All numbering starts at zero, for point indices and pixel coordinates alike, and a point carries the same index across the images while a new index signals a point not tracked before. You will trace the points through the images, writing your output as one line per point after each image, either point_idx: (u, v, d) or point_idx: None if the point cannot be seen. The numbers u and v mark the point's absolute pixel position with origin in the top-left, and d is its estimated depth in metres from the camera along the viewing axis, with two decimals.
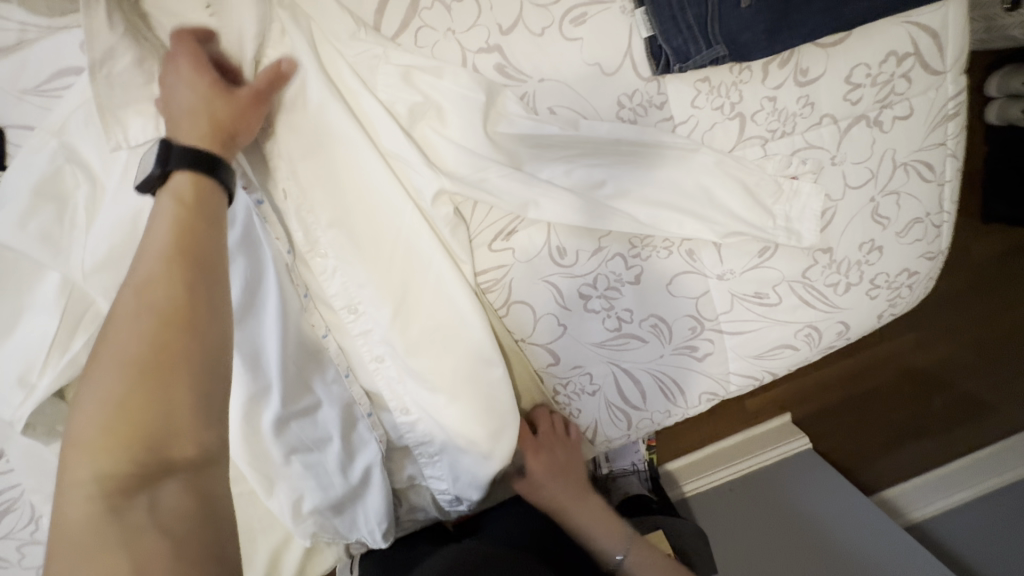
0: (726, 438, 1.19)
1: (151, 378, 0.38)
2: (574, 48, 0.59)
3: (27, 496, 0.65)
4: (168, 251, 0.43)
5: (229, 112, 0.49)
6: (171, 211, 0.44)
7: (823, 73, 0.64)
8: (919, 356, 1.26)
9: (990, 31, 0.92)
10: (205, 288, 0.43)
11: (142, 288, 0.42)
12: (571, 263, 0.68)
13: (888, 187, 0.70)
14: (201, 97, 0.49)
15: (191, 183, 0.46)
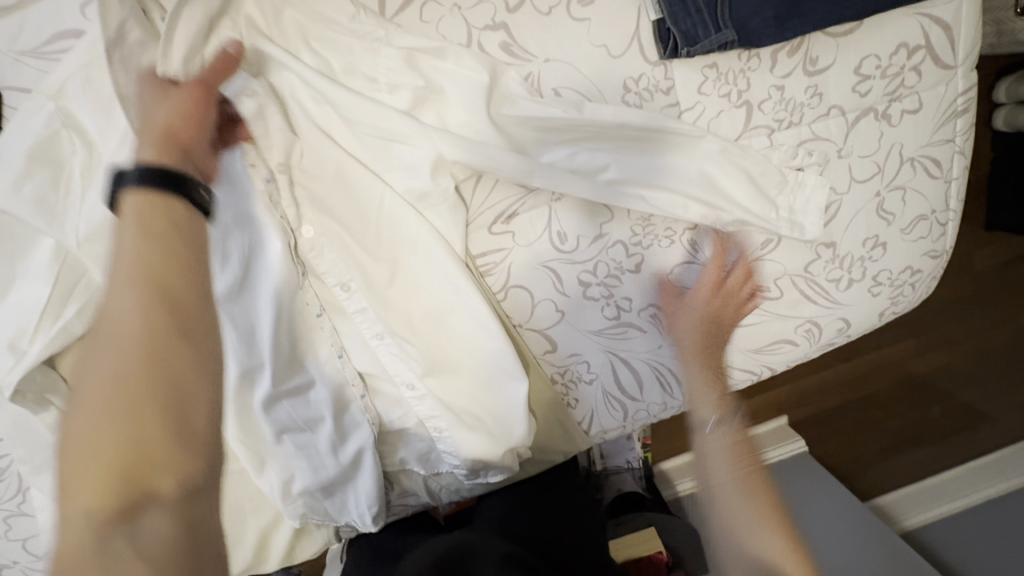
0: None
1: (131, 420, 0.32)
2: (580, 29, 0.59)
3: (15, 466, 0.65)
4: (134, 277, 0.35)
5: (176, 116, 0.43)
6: (134, 221, 0.36)
7: (832, 62, 0.63)
8: (918, 360, 1.26)
9: (1002, 35, 0.91)
10: (175, 316, 0.35)
11: (116, 309, 0.35)
12: (572, 249, 0.67)
13: (894, 183, 0.69)
14: (151, 116, 0.43)
15: (137, 200, 0.37)
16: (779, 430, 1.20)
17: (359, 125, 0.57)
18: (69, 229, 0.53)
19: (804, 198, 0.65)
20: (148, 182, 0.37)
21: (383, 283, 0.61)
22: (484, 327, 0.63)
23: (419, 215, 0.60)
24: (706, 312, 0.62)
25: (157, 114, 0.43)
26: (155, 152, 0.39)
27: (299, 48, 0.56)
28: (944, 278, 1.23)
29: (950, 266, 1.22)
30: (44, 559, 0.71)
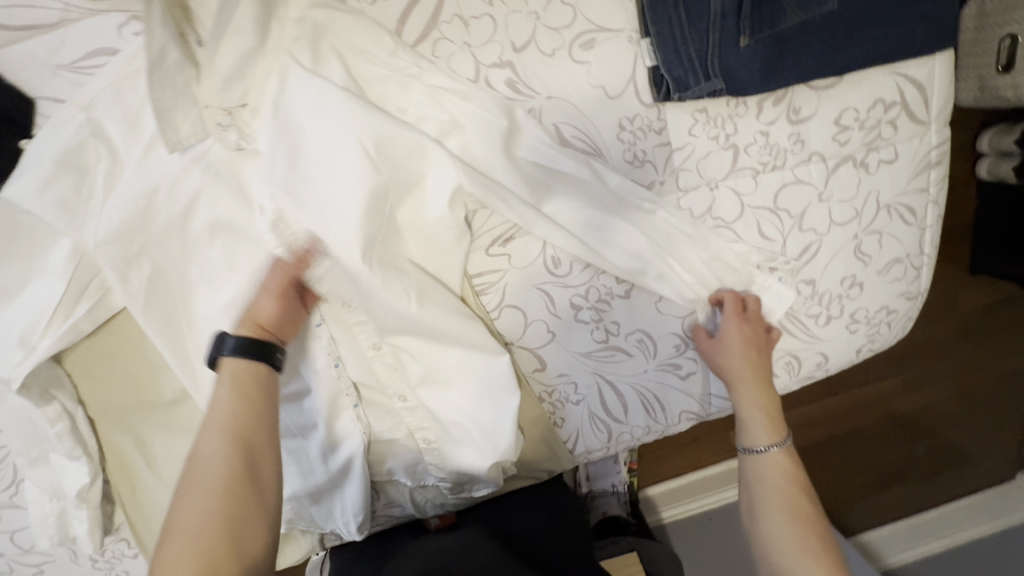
0: (709, 466, 1.20)
1: (210, 553, 0.45)
2: (581, 71, 0.62)
3: (11, 458, 0.66)
4: (228, 432, 0.51)
5: (266, 307, 0.57)
6: (225, 391, 0.53)
7: (814, 112, 0.67)
8: (901, 400, 1.29)
9: (983, 92, 0.95)
10: (248, 463, 0.51)
11: (204, 459, 0.50)
12: (565, 274, 0.70)
13: (871, 227, 0.73)
14: (253, 303, 0.57)
15: (235, 368, 0.54)
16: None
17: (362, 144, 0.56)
18: (88, 234, 0.56)
19: (773, 240, 0.72)
20: (244, 353, 0.54)
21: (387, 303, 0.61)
22: (479, 343, 0.66)
23: (419, 233, 0.64)
24: (746, 348, 0.69)
25: (260, 308, 0.57)
26: (247, 329, 0.56)
27: (331, 63, 0.57)
28: (929, 320, 1.26)
29: (934, 309, 1.26)
30: (30, 552, 0.72)
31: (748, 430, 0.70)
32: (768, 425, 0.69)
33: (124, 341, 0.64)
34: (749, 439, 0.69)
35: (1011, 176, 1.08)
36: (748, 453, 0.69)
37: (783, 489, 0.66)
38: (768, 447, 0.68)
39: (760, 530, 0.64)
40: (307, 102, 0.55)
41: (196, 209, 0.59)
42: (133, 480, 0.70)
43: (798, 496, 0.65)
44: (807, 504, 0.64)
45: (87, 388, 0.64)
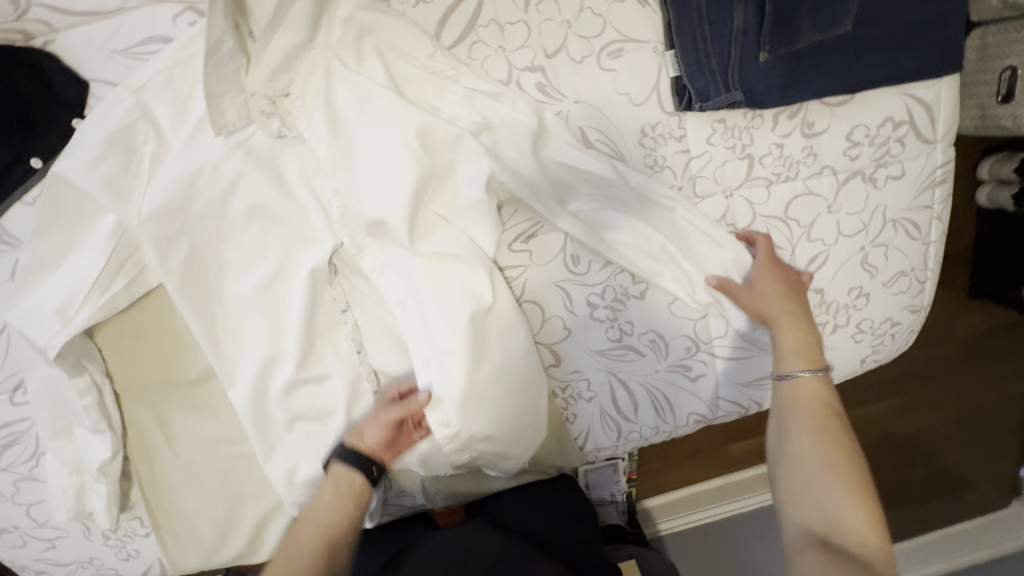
0: (707, 481, 1.23)
1: None
2: (608, 78, 0.65)
3: (36, 430, 0.68)
4: (320, 525, 0.60)
5: (373, 432, 0.65)
6: (329, 488, 0.62)
7: (827, 128, 0.70)
8: (897, 421, 1.31)
9: (984, 120, 0.98)
10: (332, 557, 0.58)
11: (295, 546, 0.58)
12: (583, 272, 0.73)
13: (878, 239, 0.76)
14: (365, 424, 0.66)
15: (338, 476, 0.63)
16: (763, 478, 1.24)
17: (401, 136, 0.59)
18: (132, 211, 0.58)
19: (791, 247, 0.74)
20: (349, 463, 0.63)
21: (418, 290, 0.65)
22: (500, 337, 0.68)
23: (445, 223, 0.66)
24: (779, 289, 0.69)
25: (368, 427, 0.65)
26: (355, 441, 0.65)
27: (370, 61, 0.59)
28: (929, 343, 1.28)
29: (934, 330, 1.28)
30: (45, 526, 0.72)
31: (783, 354, 0.65)
32: (804, 349, 0.65)
33: (156, 319, 0.66)
34: (784, 361, 0.65)
35: (1010, 204, 1.11)
36: (781, 378, 0.64)
37: (814, 409, 0.61)
38: (803, 372, 0.63)
39: (787, 450, 0.60)
40: (351, 96, 0.58)
41: (234, 193, 0.61)
42: (153, 456, 0.71)
43: (833, 419, 0.60)
44: (841, 433, 0.59)
45: (116, 363, 0.66)
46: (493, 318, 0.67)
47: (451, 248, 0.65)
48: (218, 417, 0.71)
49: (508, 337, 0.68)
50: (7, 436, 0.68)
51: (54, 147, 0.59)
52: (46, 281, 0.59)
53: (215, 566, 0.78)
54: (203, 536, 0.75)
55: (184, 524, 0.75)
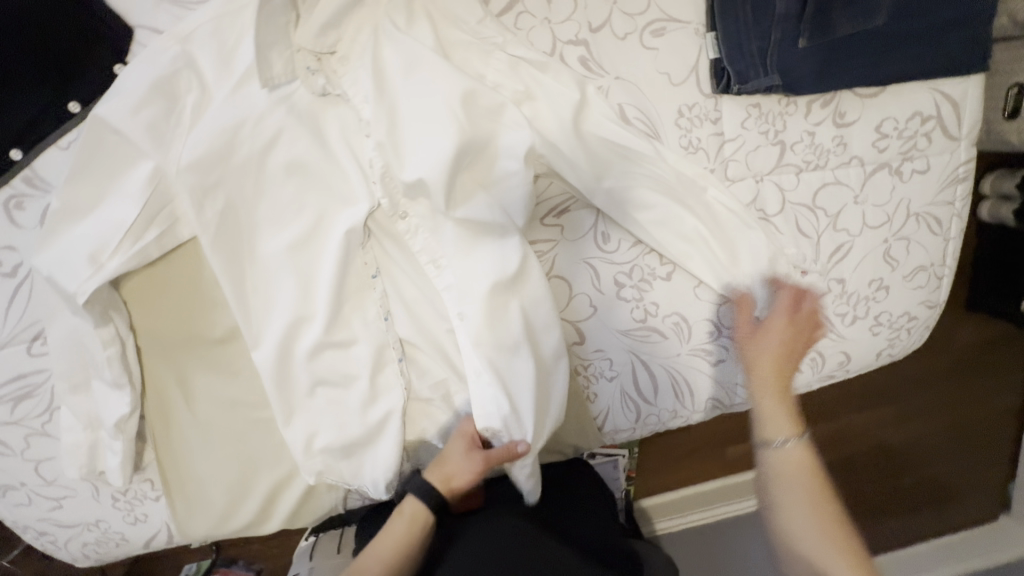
0: (704, 483, 1.23)
1: None
2: (649, 56, 0.67)
3: (52, 384, 0.66)
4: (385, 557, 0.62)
5: (462, 468, 0.66)
6: (401, 525, 0.64)
7: (857, 118, 0.72)
8: (895, 430, 1.33)
9: (987, 135, 0.99)
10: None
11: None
12: (612, 250, 0.74)
13: (900, 232, 0.77)
14: (454, 461, 0.67)
15: (414, 512, 0.64)
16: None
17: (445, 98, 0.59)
18: (171, 160, 0.58)
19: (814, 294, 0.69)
20: (424, 494, 0.65)
21: (455, 255, 0.65)
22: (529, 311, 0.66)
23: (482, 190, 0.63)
24: (776, 347, 0.63)
25: (459, 472, 0.66)
26: (438, 475, 0.66)
27: (419, 22, 0.60)
28: (932, 353, 1.29)
29: (934, 345, 1.29)
30: (53, 484, 0.71)
31: (766, 417, 0.59)
32: (788, 413, 0.58)
33: (184, 274, 0.65)
34: (766, 424, 0.58)
35: (1011, 219, 1.10)
36: (764, 448, 0.58)
37: (799, 482, 0.55)
38: (785, 445, 0.56)
39: (781, 535, 0.54)
40: (399, 56, 0.59)
41: (274, 148, 0.61)
42: (169, 417, 0.70)
43: (824, 496, 0.54)
44: (832, 509, 0.52)
45: (140, 317, 0.65)
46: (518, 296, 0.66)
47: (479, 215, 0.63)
48: (238, 379, 0.70)
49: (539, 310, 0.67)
50: (22, 387, 0.67)
51: (95, 93, 0.59)
52: (77, 227, 0.59)
53: (224, 535, 0.77)
54: (214, 502, 0.74)
55: (197, 489, 0.74)
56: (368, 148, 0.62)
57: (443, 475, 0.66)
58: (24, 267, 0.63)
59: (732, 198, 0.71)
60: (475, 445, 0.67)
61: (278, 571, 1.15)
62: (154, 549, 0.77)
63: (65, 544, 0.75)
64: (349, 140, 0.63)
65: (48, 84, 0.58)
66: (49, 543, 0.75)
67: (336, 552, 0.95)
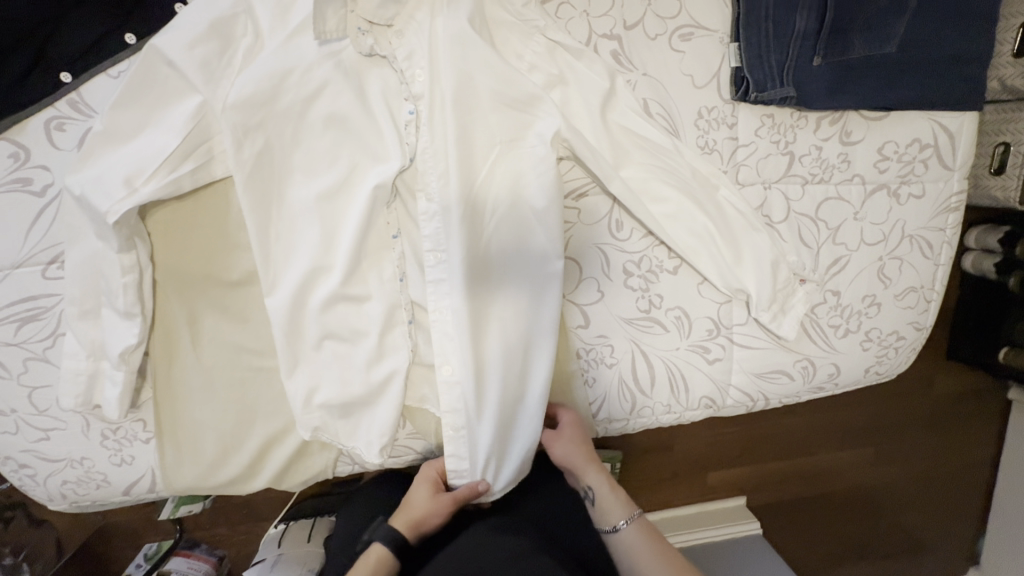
0: (680, 507, 1.26)
1: None
2: (676, 57, 0.71)
3: (62, 309, 0.66)
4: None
5: (424, 504, 0.69)
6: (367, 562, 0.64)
7: (862, 139, 0.77)
8: (876, 468, 1.34)
9: (975, 190, 1.03)
10: None
11: None
12: (624, 238, 0.77)
13: (895, 252, 0.81)
14: (419, 502, 0.70)
15: (377, 555, 0.64)
16: (737, 510, 1.27)
17: (487, 71, 0.63)
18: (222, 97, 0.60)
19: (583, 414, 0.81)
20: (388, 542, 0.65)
21: (467, 250, 0.66)
22: (531, 280, 0.68)
23: (516, 201, 0.67)
24: (579, 449, 0.76)
25: (424, 515, 0.68)
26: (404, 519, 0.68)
27: None
28: (916, 393, 1.31)
29: (914, 391, 1.31)
30: (44, 414, 0.70)
31: (603, 509, 0.74)
32: (615, 497, 0.74)
33: (212, 210, 0.67)
34: (604, 514, 0.74)
35: (993, 272, 1.14)
36: (611, 535, 0.74)
37: (648, 547, 0.70)
38: (626, 521, 0.73)
39: None
40: (450, 28, 0.63)
41: (317, 99, 0.63)
42: (173, 355, 0.70)
43: (666, 553, 0.70)
44: (680, 563, 0.68)
45: (162, 250, 0.67)
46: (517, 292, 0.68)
47: (505, 227, 0.67)
48: (248, 324, 0.71)
49: (534, 288, 0.68)
50: (30, 310, 0.67)
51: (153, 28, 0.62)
52: (116, 152, 0.60)
53: (207, 489, 0.75)
54: (203, 451, 0.73)
55: (189, 436, 0.73)
56: (407, 111, 0.66)
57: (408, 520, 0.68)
58: (54, 189, 0.64)
59: (742, 201, 0.75)
60: (438, 485, 0.71)
61: (242, 557, 1.12)
62: (134, 496, 0.75)
63: (43, 481, 0.73)
64: (388, 103, 0.66)
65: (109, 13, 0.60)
66: (27, 478, 0.73)
67: (308, 540, 0.94)
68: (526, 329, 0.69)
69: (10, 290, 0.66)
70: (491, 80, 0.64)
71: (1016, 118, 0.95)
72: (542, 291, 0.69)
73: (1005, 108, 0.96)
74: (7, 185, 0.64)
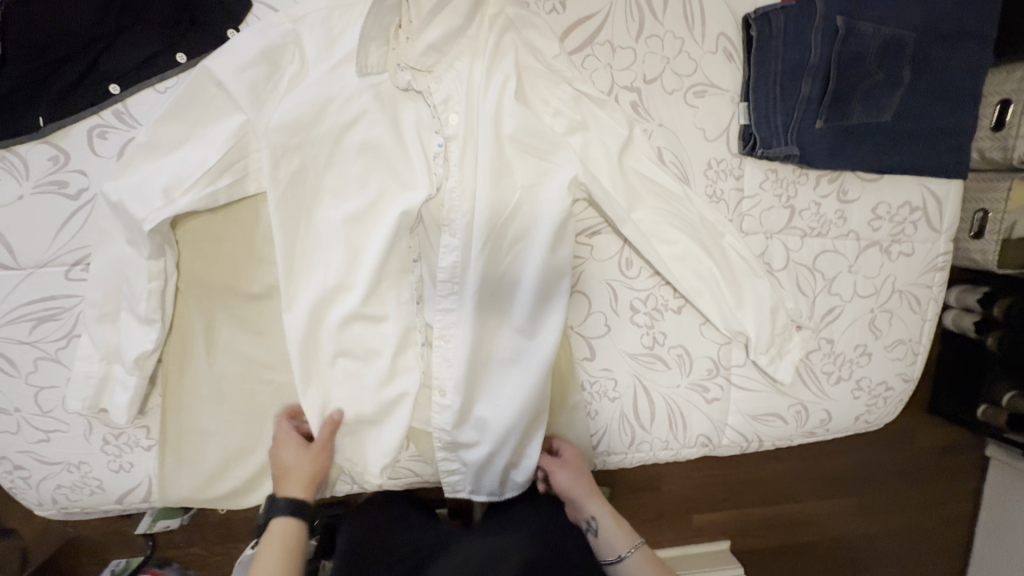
0: (665, 548, 1.26)
1: None
2: (690, 112, 0.77)
3: (81, 311, 0.67)
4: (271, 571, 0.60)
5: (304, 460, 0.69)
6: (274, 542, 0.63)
7: (857, 198, 0.82)
8: (859, 518, 1.35)
9: (956, 252, 1.09)
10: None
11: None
12: (633, 276, 0.80)
13: (885, 305, 0.86)
14: (298, 463, 0.69)
15: (285, 527, 0.65)
16: (722, 553, 1.27)
17: (513, 116, 0.68)
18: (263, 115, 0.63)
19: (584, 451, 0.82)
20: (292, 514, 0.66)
21: (477, 280, 0.70)
22: (541, 307, 0.71)
23: (532, 241, 0.70)
24: (582, 481, 0.78)
25: (307, 468, 0.68)
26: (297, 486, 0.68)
27: (504, 45, 0.68)
28: (900, 444, 1.34)
29: (898, 442, 1.34)
30: (47, 415, 0.70)
31: (607, 541, 0.75)
32: (617, 529, 0.76)
33: (241, 225, 0.70)
34: (607, 544, 0.75)
35: (972, 329, 1.18)
36: (613, 565, 0.74)
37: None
38: (631, 552, 0.73)
39: None
40: (486, 71, 0.67)
41: (353, 126, 0.66)
42: (185, 363, 0.71)
43: None
44: None
45: (188, 258, 0.68)
46: (524, 320, 0.71)
47: (519, 264, 0.71)
48: (264, 337, 0.72)
49: (541, 317, 0.72)
50: (48, 309, 0.67)
51: (202, 50, 0.65)
52: (159, 163, 0.63)
53: (203, 501, 0.74)
54: (205, 462, 0.73)
55: (195, 446, 0.73)
56: (436, 143, 0.69)
57: (294, 479, 0.68)
58: (89, 193, 0.66)
59: (746, 248, 0.79)
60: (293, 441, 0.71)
61: None
62: (127, 505, 0.74)
63: (36, 484, 0.72)
64: (420, 136, 0.69)
65: (163, 35, 0.64)
66: (20, 481, 0.72)
67: None
68: (527, 361, 0.72)
69: (31, 289, 0.67)
70: (516, 124, 0.68)
71: (994, 188, 1.02)
72: (546, 322, 0.72)
73: (985, 178, 1.03)
74: (43, 187, 0.65)
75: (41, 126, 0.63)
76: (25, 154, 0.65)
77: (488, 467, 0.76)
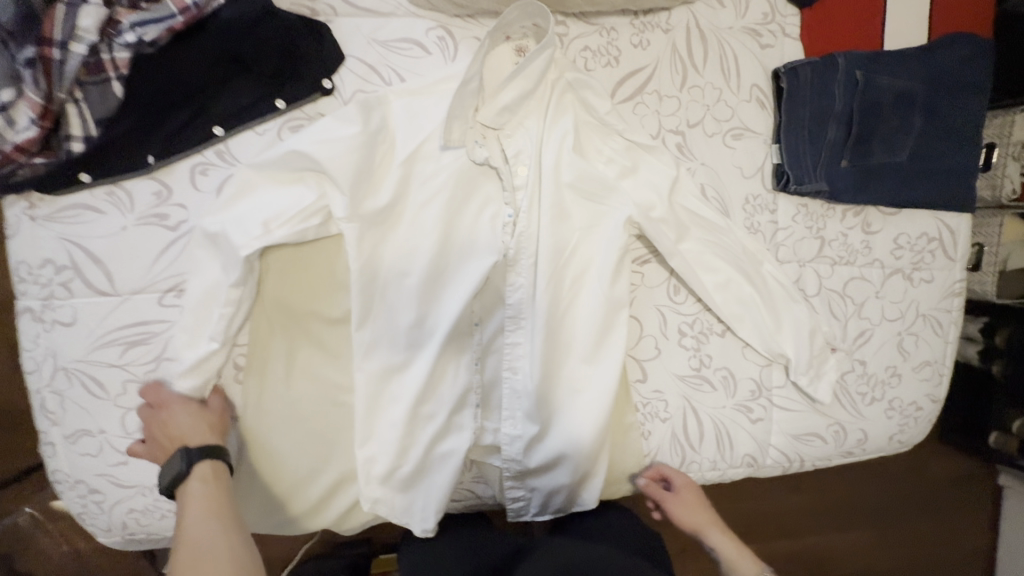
0: None
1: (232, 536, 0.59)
2: (729, 152, 0.85)
3: (171, 334, 0.71)
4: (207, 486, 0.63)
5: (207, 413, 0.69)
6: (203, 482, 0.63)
7: (880, 229, 0.90)
8: (888, 547, 1.36)
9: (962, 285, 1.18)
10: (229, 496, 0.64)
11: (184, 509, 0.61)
12: (680, 301, 0.86)
13: (911, 328, 0.92)
14: (197, 416, 0.68)
15: (209, 468, 0.65)
16: None
17: (571, 168, 0.75)
18: (353, 175, 0.68)
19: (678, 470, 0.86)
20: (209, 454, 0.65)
21: (545, 306, 0.76)
22: (602, 331, 0.78)
23: (594, 275, 0.77)
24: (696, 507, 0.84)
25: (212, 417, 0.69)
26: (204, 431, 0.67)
27: (567, 93, 0.76)
28: (922, 470, 1.38)
29: (919, 468, 1.37)
30: (130, 437, 0.72)
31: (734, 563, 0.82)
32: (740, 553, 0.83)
33: (323, 253, 0.74)
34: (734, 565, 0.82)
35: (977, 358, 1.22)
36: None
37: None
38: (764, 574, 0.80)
39: None
40: (552, 116, 0.75)
41: (433, 163, 0.72)
42: (264, 386, 0.74)
43: None
44: None
45: (273, 285, 0.73)
46: (588, 343, 0.78)
47: (581, 291, 0.78)
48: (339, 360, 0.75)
49: (603, 341, 0.78)
50: (139, 333, 0.71)
51: (300, 97, 0.72)
52: (255, 197, 0.68)
53: (274, 522, 0.76)
54: (279, 483, 0.75)
55: (274, 467, 0.76)
56: (505, 214, 0.75)
57: (199, 430, 0.66)
58: (187, 225, 0.71)
59: (783, 275, 0.85)
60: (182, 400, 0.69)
61: None
62: None
63: (110, 508, 0.73)
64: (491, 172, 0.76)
65: (267, 84, 0.71)
66: (93, 505, 0.73)
67: None
68: (590, 380, 0.78)
69: (124, 314, 0.71)
70: (573, 175, 0.76)
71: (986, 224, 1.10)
72: (607, 345, 0.78)
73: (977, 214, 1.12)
74: (146, 219, 0.70)
75: (150, 164, 0.69)
76: (132, 188, 0.70)
77: (553, 486, 0.81)
